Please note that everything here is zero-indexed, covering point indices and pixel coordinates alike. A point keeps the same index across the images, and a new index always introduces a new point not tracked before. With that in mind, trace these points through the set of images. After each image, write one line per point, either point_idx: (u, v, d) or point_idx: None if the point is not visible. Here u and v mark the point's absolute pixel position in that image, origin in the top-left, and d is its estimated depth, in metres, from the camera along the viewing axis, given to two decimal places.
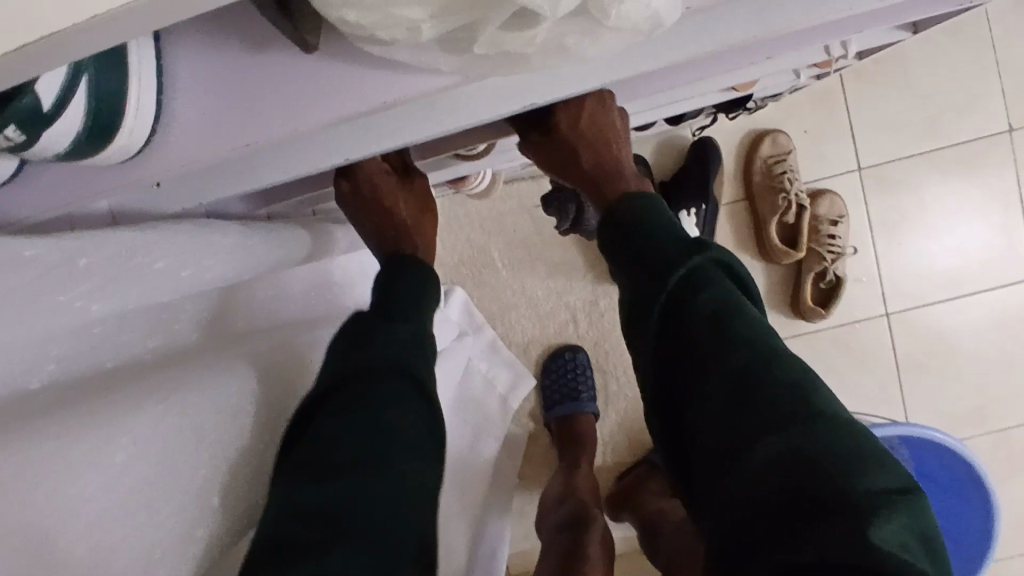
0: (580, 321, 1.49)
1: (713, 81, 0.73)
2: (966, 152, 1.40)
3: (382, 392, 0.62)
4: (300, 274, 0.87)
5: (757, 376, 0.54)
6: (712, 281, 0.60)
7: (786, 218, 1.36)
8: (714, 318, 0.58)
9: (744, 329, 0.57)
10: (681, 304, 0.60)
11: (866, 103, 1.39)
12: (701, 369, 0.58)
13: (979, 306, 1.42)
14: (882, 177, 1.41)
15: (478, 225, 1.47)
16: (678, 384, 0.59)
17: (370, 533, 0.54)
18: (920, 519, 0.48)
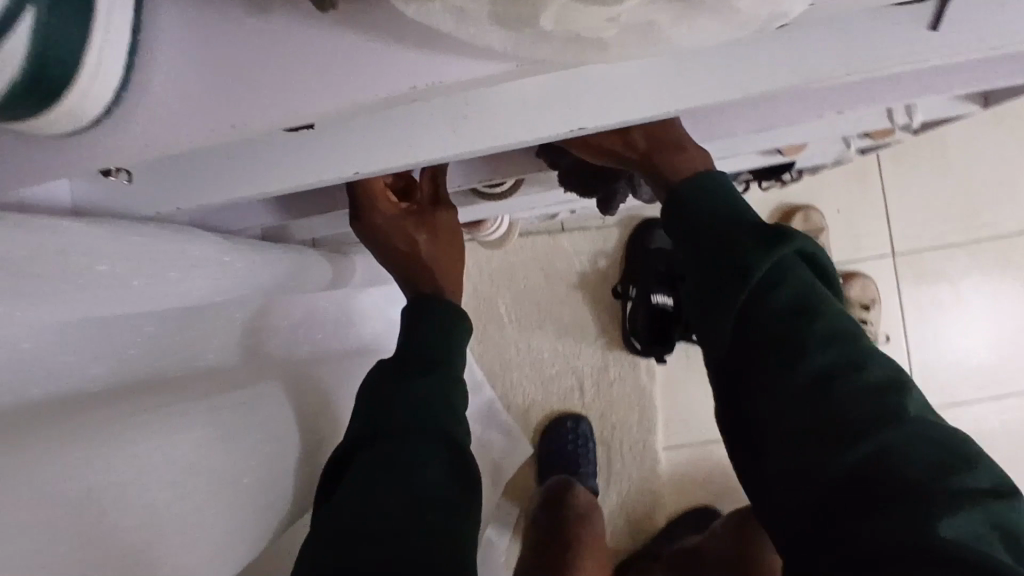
0: (586, 389, 1.39)
1: (769, 136, 0.65)
2: (1005, 244, 1.33)
3: (411, 449, 0.61)
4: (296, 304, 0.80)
5: (835, 379, 0.51)
6: (786, 273, 0.53)
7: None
8: (789, 313, 0.53)
9: (820, 327, 0.52)
10: (744, 305, 0.54)
11: (904, 186, 1.33)
12: (773, 370, 0.53)
13: (1016, 411, 1.32)
14: (917, 264, 1.33)
15: (487, 276, 1.38)
16: (740, 381, 0.55)
17: None
18: (1008, 518, 0.46)
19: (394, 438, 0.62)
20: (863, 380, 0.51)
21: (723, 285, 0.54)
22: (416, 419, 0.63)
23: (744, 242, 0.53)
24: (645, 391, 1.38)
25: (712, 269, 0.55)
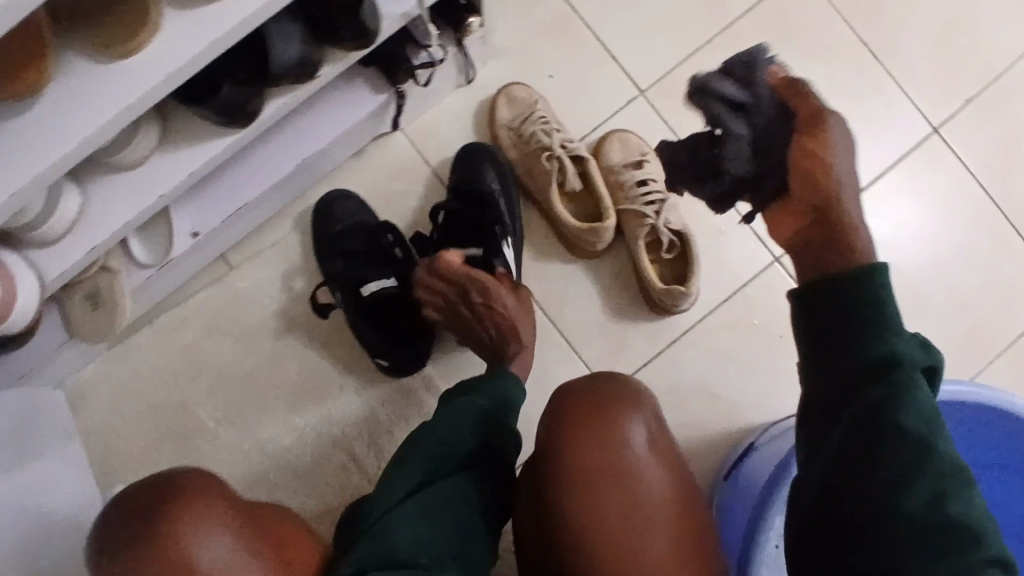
0: (365, 457, 0.93)
1: None
2: (763, 14, 1.00)
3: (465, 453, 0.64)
4: None
5: (865, 389, 0.48)
6: (885, 316, 0.49)
7: (571, 189, 0.92)
8: (867, 317, 0.49)
9: (904, 350, 0.48)
10: (871, 321, 0.49)
11: (610, 8, 0.99)
12: (841, 369, 0.50)
13: (894, 197, 0.99)
14: (677, 88, 0.98)
15: (157, 380, 0.94)
16: (823, 387, 0.50)
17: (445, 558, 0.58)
18: (964, 508, 0.45)
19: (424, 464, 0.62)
20: (907, 396, 0.47)
21: (849, 312, 0.49)
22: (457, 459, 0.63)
23: (877, 288, 0.49)
24: None
25: (835, 316, 0.50)
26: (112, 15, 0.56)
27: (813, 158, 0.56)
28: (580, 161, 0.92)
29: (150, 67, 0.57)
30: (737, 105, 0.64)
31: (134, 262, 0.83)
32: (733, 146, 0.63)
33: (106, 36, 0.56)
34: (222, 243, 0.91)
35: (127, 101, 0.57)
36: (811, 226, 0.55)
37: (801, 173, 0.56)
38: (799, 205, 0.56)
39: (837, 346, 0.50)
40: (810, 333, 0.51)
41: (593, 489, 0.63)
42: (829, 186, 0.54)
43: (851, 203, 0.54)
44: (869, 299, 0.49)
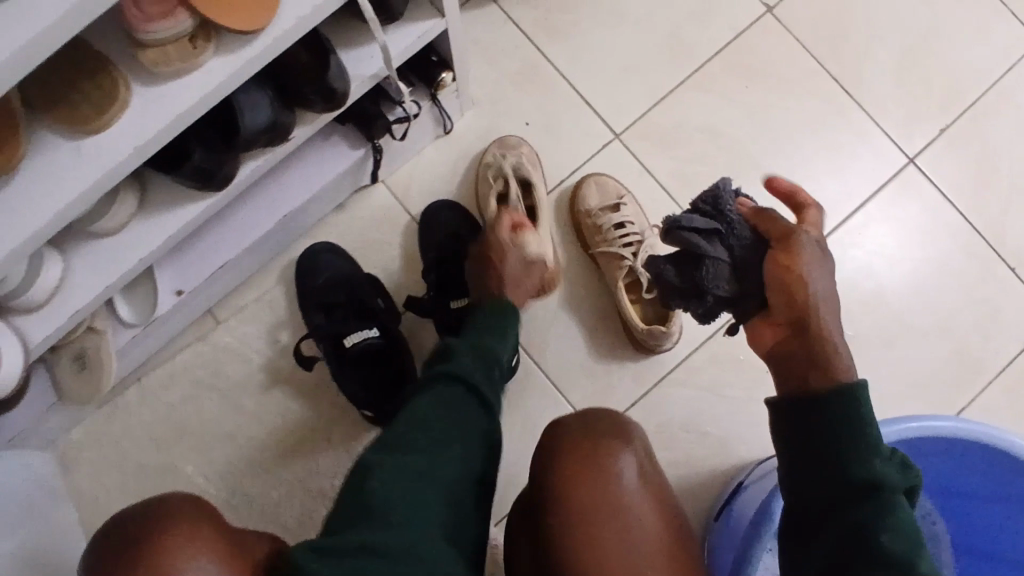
0: None
1: None
2: (732, 54, 1.02)
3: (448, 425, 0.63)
4: None
5: (847, 506, 0.47)
6: (862, 432, 0.48)
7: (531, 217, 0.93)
8: (843, 430, 0.48)
9: (883, 470, 0.47)
10: (847, 435, 0.48)
11: (582, 56, 1.01)
12: (825, 485, 0.48)
13: (873, 228, 0.99)
14: (652, 130, 1.00)
15: (145, 438, 0.94)
16: (805, 505, 0.49)
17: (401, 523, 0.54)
18: None
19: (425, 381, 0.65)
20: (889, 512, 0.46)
21: (831, 430, 0.48)
22: (462, 373, 0.65)
23: (859, 411, 0.48)
24: None
25: (815, 430, 0.49)
26: (79, 96, 0.57)
27: (787, 273, 0.54)
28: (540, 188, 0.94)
29: (116, 143, 0.58)
30: (710, 232, 0.60)
31: (120, 322, 0.85)
32: (710, 271, 0.58)
33: (72, 119, 0.57)
34: (207, 300, 0.93)
35: (93, 178, 0.58)
36: (788, 336, 0.53)
37: (778, 293, 0.54)
38: (776, 319, 0.54)
39: (816, 458, 0.49)
40: (793, 450, 0.50)
41: (595, 531, 0.58)
42: (807, 306, 0.52)
43: (828, 316, 0.52)
44: (843, 414, 0.49)
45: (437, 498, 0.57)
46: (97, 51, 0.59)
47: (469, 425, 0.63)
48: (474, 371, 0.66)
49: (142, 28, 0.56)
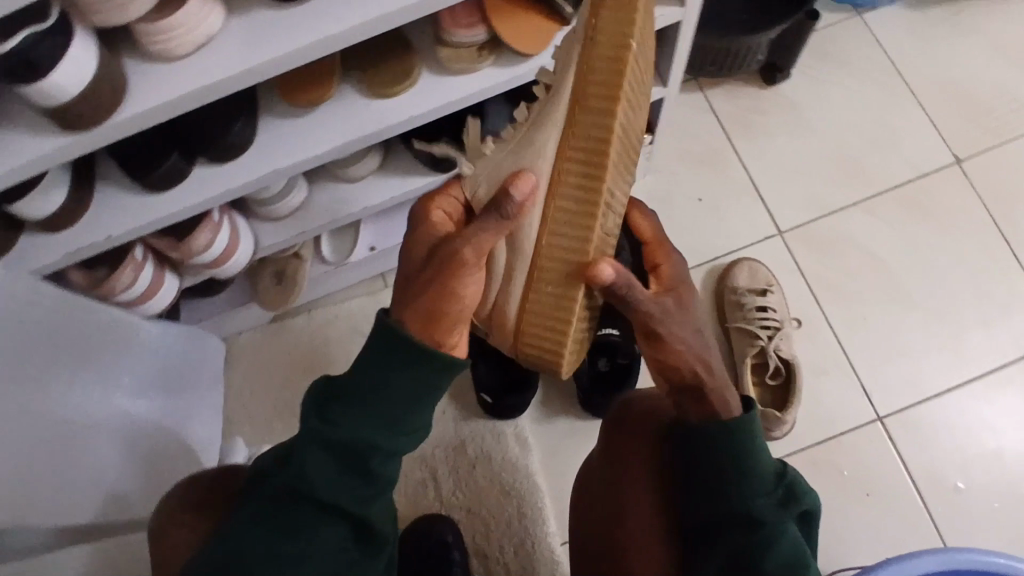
0: (445, 480, 1.02)
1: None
2: (909, 192, 1.08)
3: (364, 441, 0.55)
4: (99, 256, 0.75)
5: (738, 526, 0.58)
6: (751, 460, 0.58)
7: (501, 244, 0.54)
8: (731, 458, 0.58)
9: (759, 506, 0.58)
10: (739, 465, 0.58)
11: (765, 158, 1.10)
12: (719, 508, 0.59)
13: (1011, 389, 1.00)
14: (814, 238, 1.06)
15: (297, 360, 1.09)
16: (705, 517, 0.61)
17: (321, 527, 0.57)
18: None
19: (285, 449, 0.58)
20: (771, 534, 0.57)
21: (717, 460, 0.58)
22: (311, 481, 0.56)
23: (744, 440, 0.58)
24: (521, 467, 1.02)
25: (706, 466, 0.59)
26: (381, 66, 0.74)
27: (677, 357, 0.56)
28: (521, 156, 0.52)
29: (397, 108, 0.74)
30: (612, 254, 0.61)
31: (319, 256, 1.01)
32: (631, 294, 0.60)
33: (370, 82, 0.73)
34: (384, 264, 1.07)
35: (373, 129, 0.74)
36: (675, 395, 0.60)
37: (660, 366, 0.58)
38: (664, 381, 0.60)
39: (708, 479, 0.59)
40: (689, 466, 0.61)
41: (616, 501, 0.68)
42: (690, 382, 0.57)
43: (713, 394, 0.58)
44: (736, 445, 0.58)
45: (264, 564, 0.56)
46: (404, 36, 0.75)
47: (321, 532, 0.57)
48: (338, 475, 0.56)
49: (449, 32, 0.71)
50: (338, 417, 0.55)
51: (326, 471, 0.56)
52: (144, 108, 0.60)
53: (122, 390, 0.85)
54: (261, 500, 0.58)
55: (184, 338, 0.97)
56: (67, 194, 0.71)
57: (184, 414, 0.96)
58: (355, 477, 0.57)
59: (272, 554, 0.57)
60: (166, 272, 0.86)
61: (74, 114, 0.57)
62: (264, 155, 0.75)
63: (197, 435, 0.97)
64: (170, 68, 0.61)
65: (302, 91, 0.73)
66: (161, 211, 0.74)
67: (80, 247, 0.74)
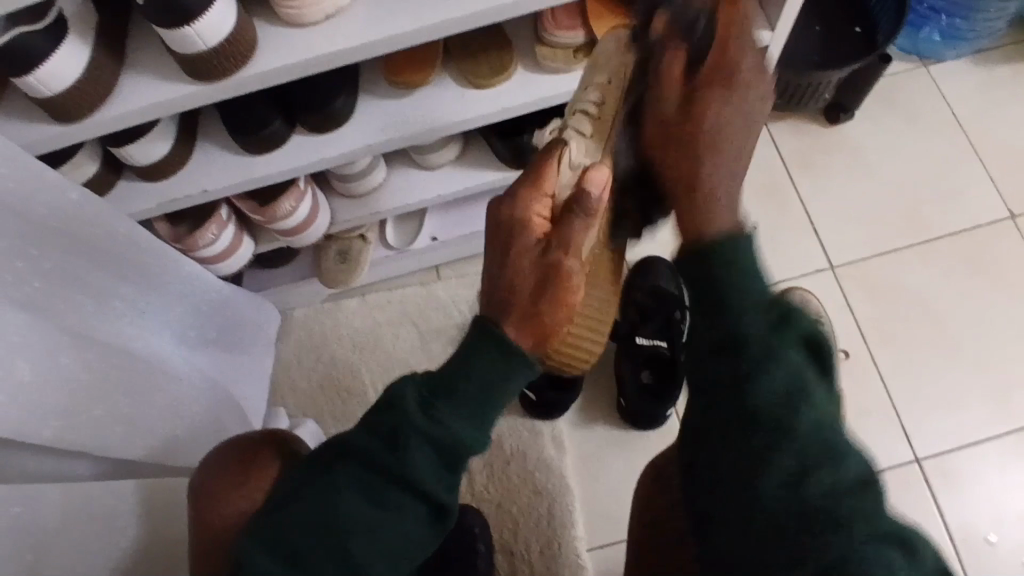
0: (478, 473, 1.03)
1: None
2: (964, 242, 1.09)
3: (451, 421, 0.51)
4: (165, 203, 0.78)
5: None
6: None
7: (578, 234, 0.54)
8: None
9: None
10: None
11: (823, 194, 1.13)
12: None
13: None
14: (865, 276, 1.08)
15: (347, 340, 1.11)
16: None
17: (396, 503, 0.51)
18: None
19: (376, 423, 0.52)
20: None
21: None
22: (405, 466, 0.50)
23: None
24: (555, 469, 1.02)
25: None
26: (482, 57, 0.78)
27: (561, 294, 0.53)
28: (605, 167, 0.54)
29: (492, 100, 0.78)
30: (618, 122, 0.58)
31: (383, 241, 1.04)
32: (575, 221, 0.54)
33: (471, 72, 0.77)
34: (444, 256, 1.10)
35: (468, 116, 0.78)
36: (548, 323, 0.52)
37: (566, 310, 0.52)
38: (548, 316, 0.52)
39: None
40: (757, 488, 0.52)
41: None
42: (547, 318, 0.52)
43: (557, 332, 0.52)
44: None
45: (330, 534, 0.50)
46: (505, 32, 0.79)
47: (398, 520, 0.51)
48: (431, 466, 0.51)
49: (549, 32, 0.75)
50: (446, 418, 0.50)
51: (424, 462, 0.50)
52: (267, 67, 0.64)
53: (185, 341, 0.88)
54: (344, 475, 0.51)
55: (244, 303, 1.00)
56: (169, 143, 0.75)
57: (235, 375, 0.98)
58: (446, 470, 0.51)
59: (352, 526, 0.50)
60: (245, 236, 0.90)
61: (205, 64, 0.62)
62: (361, 131, 0.79)
63: (245, 398, 1.00)
64: (297, 33, 0.65)
65: (407, 73, 0.77)
66: (253, 172, 0.78)
67: (175, 198, 0.78)
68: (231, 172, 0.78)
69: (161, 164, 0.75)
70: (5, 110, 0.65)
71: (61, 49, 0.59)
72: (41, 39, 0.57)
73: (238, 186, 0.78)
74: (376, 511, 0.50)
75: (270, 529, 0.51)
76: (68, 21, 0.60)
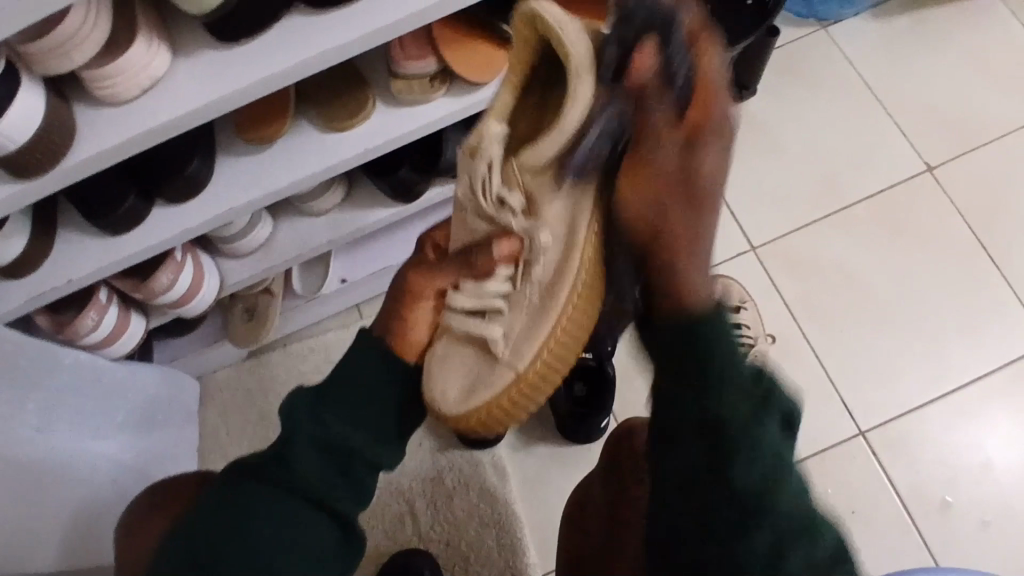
0: (422, 514, 1.00)
1: None
2: (882, 202, 1.07)
3: (341, 420, 0.53)
4: (32, 299, 0.74)
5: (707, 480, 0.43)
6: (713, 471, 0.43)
7: (512, 209, 0.54)
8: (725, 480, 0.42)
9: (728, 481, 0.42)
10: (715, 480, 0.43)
11: (734, 174, 1.10)
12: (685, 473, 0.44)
13: (995, 398, 0.98)
14: (786, 253, 1.06)
15: (273, 396, 1.07)
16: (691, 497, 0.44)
17: (295, 516, 0.49)
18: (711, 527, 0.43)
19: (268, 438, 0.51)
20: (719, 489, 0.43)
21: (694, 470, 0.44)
22: (296, 467, 0.49)
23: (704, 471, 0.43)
24: (499, 497, 1.00)
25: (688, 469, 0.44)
26: (338, 101, 0.74)
27: (415, 306, 0.59)
28: (485, 373, 0.55)
29: (354, 143, 0.74)
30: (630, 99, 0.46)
31: (291, 291, 1.00)
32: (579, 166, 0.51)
33: (330, 118, 0.74)
34: (361, 295, 1.07)
35: (332, 161, 0.74)
36: (413, 306, 0.59)
37: (417, 301, 0.59)
38: (425, 290, 0.59)
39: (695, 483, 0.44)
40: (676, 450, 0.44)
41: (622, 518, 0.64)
42: (419, 312, 0.59)
43: (417, 313, 0.59)
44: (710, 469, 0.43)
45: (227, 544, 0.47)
46: (360, 73, 0.76)
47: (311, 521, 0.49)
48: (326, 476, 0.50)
49: (400, 64, 0.72)
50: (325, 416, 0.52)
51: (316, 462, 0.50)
52: (90, 152, 0.60)
53: (83, 426, 0.84)
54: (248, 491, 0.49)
55: (155, 378, 0.96)
56: (26, 239, 0.71)
57: (154, 452, 0.95)
58: (342, 467, 0.52)
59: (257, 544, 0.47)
60: (132, 313, 0.86)
61: (18, 162, 0.57)
62: (226, 196, 0.75)
63: (169, 474, 0.96)
64: (120, 112, 0.61)
65: (259, 130, 0.73)
66: (118, 253, 0.74)
67: (41, 292, 0.74)
68: (99, 256, 0.74)
69: (21, 262, 0.71)
70: None
71: None
72: None
73: (108, 270, 0.75)
74: (273, 521, 0.48)
75: (173, 558, 0.47)
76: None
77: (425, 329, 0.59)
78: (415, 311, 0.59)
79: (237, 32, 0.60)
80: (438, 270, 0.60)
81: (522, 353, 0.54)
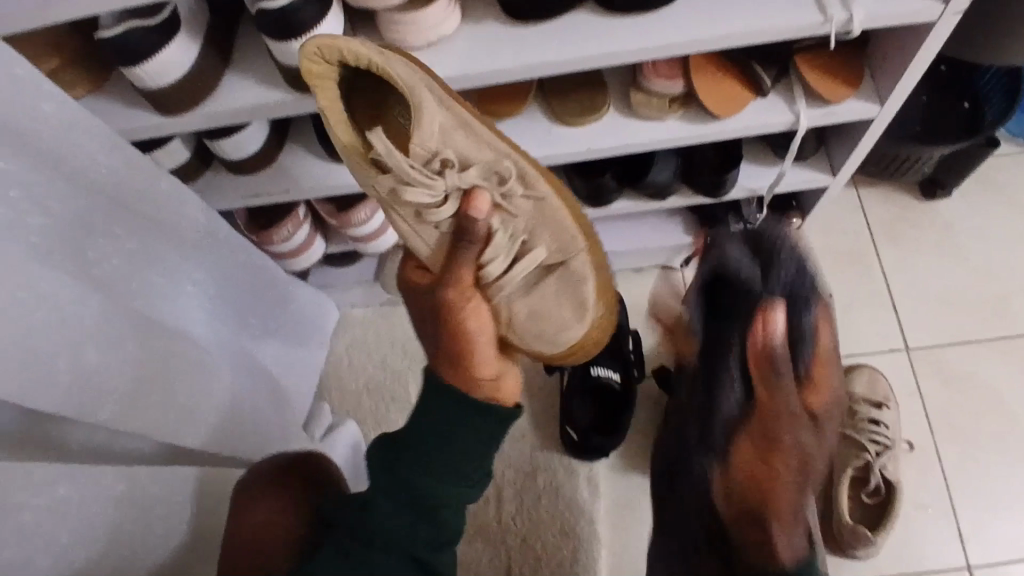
0: (507, 502, 1.02)
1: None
2: None
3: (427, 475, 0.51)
4: (250, 199, 0.80)
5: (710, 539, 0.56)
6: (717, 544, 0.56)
7: (451, 166, 0.55)
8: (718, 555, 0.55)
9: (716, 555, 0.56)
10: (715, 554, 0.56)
11: (906, 270, 1.07)
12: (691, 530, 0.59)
13: None
14: (939, 364, 1.02)
15: (398, 349, 1.11)
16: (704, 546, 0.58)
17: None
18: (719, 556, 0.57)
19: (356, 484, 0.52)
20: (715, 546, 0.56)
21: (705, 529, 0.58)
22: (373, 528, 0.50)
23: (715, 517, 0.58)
24: (585, 512, 1.01)
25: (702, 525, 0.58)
26: (574, 97, 0.77)
27: (470, 315, 0.53)
28: (565, 280, 0.60)
29: (579, 140, 0.76)
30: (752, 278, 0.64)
31: None
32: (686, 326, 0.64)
33: (565, 110, 0.76)
34: None
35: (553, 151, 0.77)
36: (460, 330, 0.52)
37: (460, 325, 0.52)
38: (469, 298, 0.53)
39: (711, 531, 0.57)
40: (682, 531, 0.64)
41: None
42: (476, 331, 0.53)
43: (471, 318, 0.53)
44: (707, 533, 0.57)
45: None
46: (602, 76, 0.78)
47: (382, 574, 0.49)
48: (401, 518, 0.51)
49: (648, 79, 0.74)
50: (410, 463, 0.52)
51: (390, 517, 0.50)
52: None
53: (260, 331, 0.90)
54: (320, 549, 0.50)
55: (308, 300, 1.02)
56: (263, 143, 0.77)
57: (295, 369, 1.00)
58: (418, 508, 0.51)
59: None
60: (319, 236, 0.92)
61: None
62: None
63: (300, 393, 1.02)
64: None
65: (495, 104, 0.77)
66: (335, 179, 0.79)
67: (257, 194, 0.80)
68: (315, 176, 0.79)
69: (251, 162, 0.77)
70: (117, 93, 0.68)
71: (171, 45, 0.61)
72: (154, 35, 0.60)
73: (323, 194, 0.80)
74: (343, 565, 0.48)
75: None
76: (181, 19, 0.62)
77: (487, 328, 0.54)
78: (463, 335, 0.52)
79: (526, 13, 0.63)
80: (455, 266, 0.53)
81: (569, 243, 0.60)
